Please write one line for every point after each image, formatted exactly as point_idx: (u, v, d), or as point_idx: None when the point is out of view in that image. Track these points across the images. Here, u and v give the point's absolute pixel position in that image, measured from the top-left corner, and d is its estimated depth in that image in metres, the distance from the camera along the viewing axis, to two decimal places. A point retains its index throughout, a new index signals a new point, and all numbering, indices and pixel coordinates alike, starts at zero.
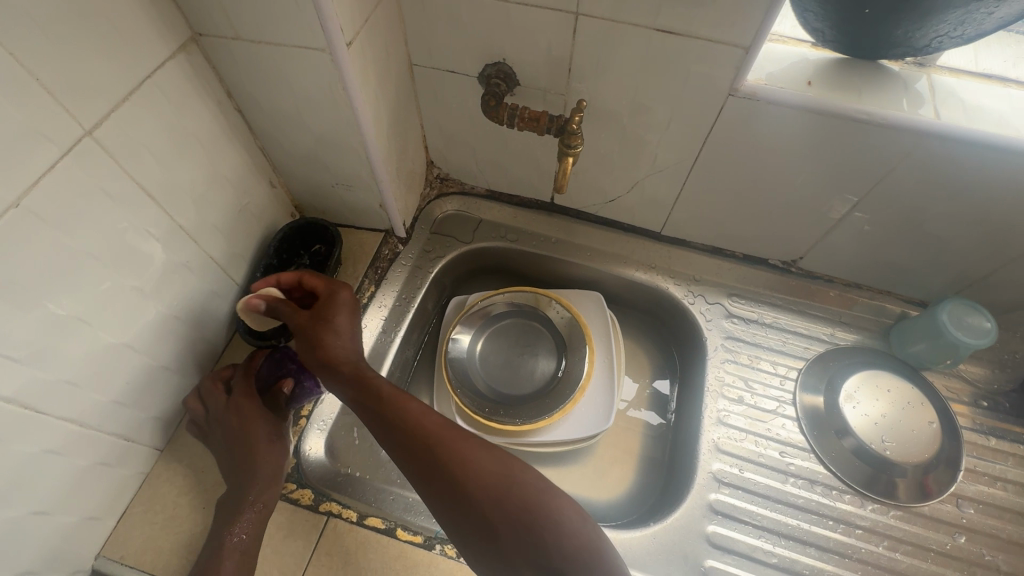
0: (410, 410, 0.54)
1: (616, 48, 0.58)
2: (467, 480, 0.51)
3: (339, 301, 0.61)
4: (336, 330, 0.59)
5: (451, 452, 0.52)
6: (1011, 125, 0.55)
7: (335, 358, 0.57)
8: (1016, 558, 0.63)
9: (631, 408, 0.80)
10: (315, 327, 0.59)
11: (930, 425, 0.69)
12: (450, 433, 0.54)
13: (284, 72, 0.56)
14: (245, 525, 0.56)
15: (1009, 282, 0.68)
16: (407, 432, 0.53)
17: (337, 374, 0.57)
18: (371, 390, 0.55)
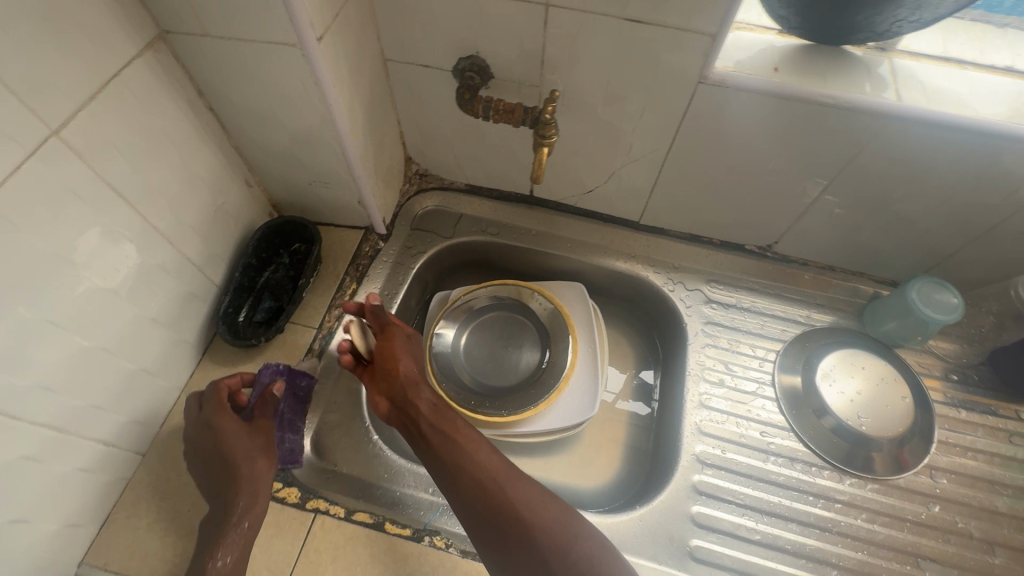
0: (474, 440, 0.61)
1: (587, 39, 0.58)
2: (519, 506, 0.57)
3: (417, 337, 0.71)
4: (416, 358, 0.68)
5: (507, 480, 0.59)
6: (968, 105, 0.57)
7: (419, 380, 0.65)
8: (988, 524, 0.65)
9: (619, 400, 0.81)
10: (405, 348, 0.67)
11: (904, 399, 0.72)
12: (505, 464, 0.60)
13: (255, 69, 0.56)
14: (228, 552, 0.55)
15: (974, 258, 0.70)
16: (470, 459, 0.59)
17: (416, 394, 0.63)
18: (443, 416, 0.62)
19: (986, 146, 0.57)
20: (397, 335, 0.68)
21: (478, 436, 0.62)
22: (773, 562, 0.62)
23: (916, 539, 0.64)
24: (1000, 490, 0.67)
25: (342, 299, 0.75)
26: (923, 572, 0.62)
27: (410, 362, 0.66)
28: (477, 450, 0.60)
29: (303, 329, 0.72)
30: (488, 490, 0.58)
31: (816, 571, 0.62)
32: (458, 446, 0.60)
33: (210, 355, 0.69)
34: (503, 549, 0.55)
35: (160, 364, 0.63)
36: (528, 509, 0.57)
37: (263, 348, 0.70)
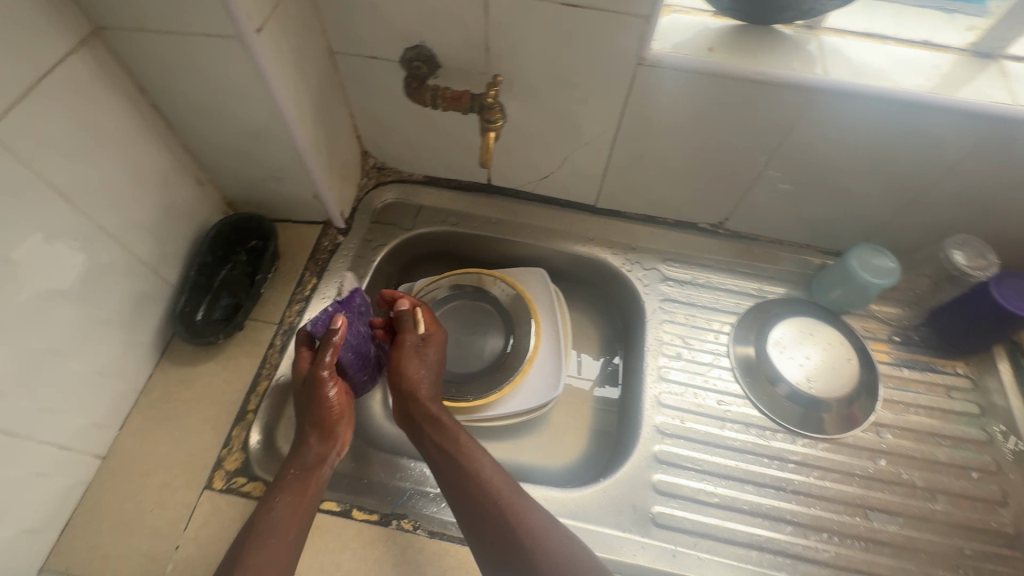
0: (476, 457, 0.59)
1: (528, 25, 0.60)
2: (515, 530, 0.53)
3: (436, 339, 0.69)
4: (427, 365, 0.67)
5: (506, 502, 0.55)
6: (889, 77, 0.60)
7: (423, 394, 0.64)
8: (929, 473, 0.69)
9: (598, 387, 0.83)
10: (411, 357, 0.66)
11: (850, 360, 0.75)
12: (508, 483, 0.57)
13: (196, 63, 0.55)
14: (281, 505, 0.53)
15: (908, 224, 0.74)
16: (471, 478, 0.57)
17: (418, 409, 0.63)
18: (444, 432, 0.61)
19: (909, 114, 0.60)
20: (405, 342, 0.67)
21: (483, 453, 0.60)
22: (731, 523, 0.65)
23: (864, 491, 0.67)
24: (940, 441, 0.71)
25: (303, 294, 0.75)
26: (872, 522, 0.66)
27: (412, 372, 0.65)
28: (478, 468, 0.58)
29: (264, 325, 0.72)
30: (487, 512, 0.55)
31: (772, 528, 0.64)
32: (460, 464, 0.59)
33: (170, 356, 0.69)
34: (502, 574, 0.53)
35: (116, 366, 0.62)
36: (525, 533, 0.53)
37: (224, 346, 0.70)
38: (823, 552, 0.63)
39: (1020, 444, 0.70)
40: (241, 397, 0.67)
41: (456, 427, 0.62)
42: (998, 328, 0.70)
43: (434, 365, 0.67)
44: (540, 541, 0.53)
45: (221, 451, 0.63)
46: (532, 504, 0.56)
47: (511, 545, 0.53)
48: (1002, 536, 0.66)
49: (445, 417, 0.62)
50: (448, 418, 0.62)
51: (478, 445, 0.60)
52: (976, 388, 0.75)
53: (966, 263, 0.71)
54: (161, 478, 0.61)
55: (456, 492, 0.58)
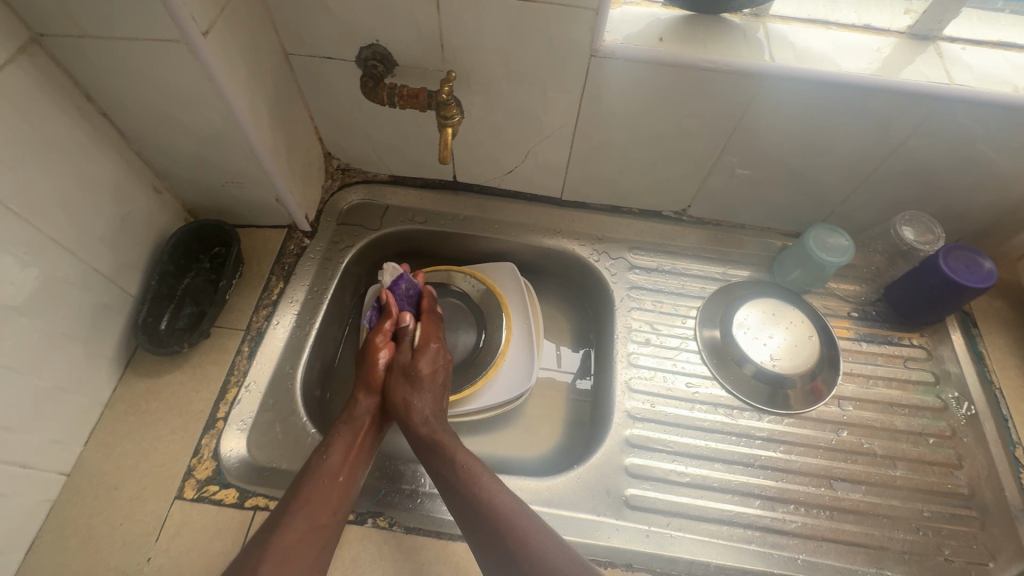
0: (476, 476, 0.59)
1: (480, 21, 0.60)
2: (515, 549, 0.53)
3: (429, 354, 0.71)
4: (416, 386, 0.67)
5: (505, 521, 0.55)
6: (832, 61, 0.62)
7: (415, 419, 0.65)
8: (889, 441, 0.72)
9: (580, 380, 0.84)
10: (399, 380, 0.68)
11: (811, 338, 0.77)
12: (509, 501, 0.57)
13: (144, 68, 0.55)
14: (335, 450, 0.61)
15: (860, 203, 0.77)
16: (471, 499, 0.58)
17: (413, 434, 0.65)
18: (443, 453, 0.62)
19: (852, 97, 0.62)
20: (396, 364, 0.70)
21: (485, 472, 0.60)
22: (702, 500, 0.66)
23: (828, 463, 0.70)
24: (898, 410, 0.74)
25: (270, 299, 0.75)
26: (836, 491, 0.68)
27: (400, 395, 0.67)
28: (478, 489, 0.58)
29: (231, 332, 0.71)
30: (488, 533, 0.55)
31: (742, 503, 0.66)
32: (460, 485, 0.59)
33: (134, 367, 0.68)
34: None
35: (77, 381, 0.61)
36: (525, 552, 0.53)
37: (191, 355, 0.69)
38: (791, 523, 0.66)
39: (973, 408, 0.74)
40: (210, 405, 0.66)
41: (455, 447, 0.62)
42: (953, 299, 0.72)
43: (424, 381, 0.68)
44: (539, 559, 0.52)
45: (191, 459, 0.63)
46: (531, 521, 0.56)
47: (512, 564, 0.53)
48: (958, 497, 0.69)
49: (440, 439, 0.63)
50: (445, 439, 0.63)
51: (477, 464, 0.60)
52: (931, 357, 0.78)
53: (916, 238, 0.74)
54: (130, 490, 0.60)
55: (459, 512, 0.58)
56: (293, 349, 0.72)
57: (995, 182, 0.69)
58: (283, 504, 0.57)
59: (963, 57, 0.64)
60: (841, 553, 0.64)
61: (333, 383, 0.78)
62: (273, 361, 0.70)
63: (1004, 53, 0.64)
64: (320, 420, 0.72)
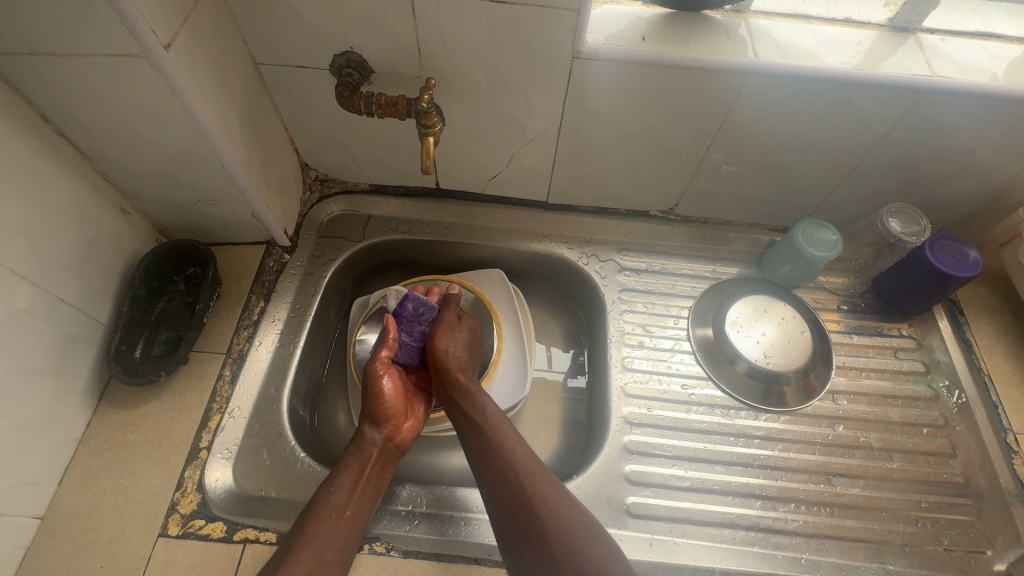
0: (501, 428, 0.62)
1: (458, 24, 0.58)
2: (528, 491, 0.56)
3: (469, 321, 0.74)
4: (457, 339, 0.71)
5: (522, 471, 0.58)
6: (816, 56, 0.62)
7: (454, 364, 0.68)
8: (883, 433, 0.72)
9: (571, 378, 0.83)
10: (444, 331, 0.71)
11: (803, 333, 0.77)
12: (527, 452, 0.60)
13: (103, 85, 0.51)
14: (342, 484, 0.58)
15: (846, 196, 0.77)
16: (494, 448, 0.60)
17: (447, 379, 0.67)
18: (473, 402, 0.65)
19: (838, 91, 0.62)
20: (442, 318, 0.73)
21: (509, 425, 0.62)
22: (703, 504, 0.66)
23: (826, 459, 0.70)
24: (891, 402, 0.74)
25: (251, 319, 0.72)
26: (835, 487, 0.68)
27: (442, 343, 0.70)
28: (501, 440, 0.60)
29: (211, 356, 0.68)
30: (507, 480, 0.58)
31: (743, 505, 0.66)
32: (485, 434, 0.61)
33: (108, 399, 0.65)
34: (514, 538, 0.55)
35: (46, 419, 0.58)
36: (540, 502, 0.55)
37: (169, 383, 0.66)
38: (792, 522, 0.65)
39: (963, 396, 0.74)
40: (192, 435, 0.63)
41: (484, 399, 0.65)
42: (940, 289, 0.73)
43: (464, 339, 0.72)
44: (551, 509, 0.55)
45: (174, 494, 0.60)
46: (545, 472, 0.58)
47: (525, 511, 0.55)
48: (953, 486, 0.69)
49: (474, 387, 0.66)
50: (477, 388, 0.66)
51: (503, 418, 0.63)
52: (920, 347, 0.78)
53: (901, 229, 0.74)
54: (110, 530, 0.57)
55: (480, 458, 0.61)
56: (277, 371, 0.69)
57: (977, 171, 0.70)
58: (287, 538, 0.54)
59: (943, 49, 0.64)
60: (843, 550, 0.64)
61: (321, 401, 0.75)
62: (257, 385, 0.67)
63: (982, 44, 0.65)
64: (308, 441, 0.69)
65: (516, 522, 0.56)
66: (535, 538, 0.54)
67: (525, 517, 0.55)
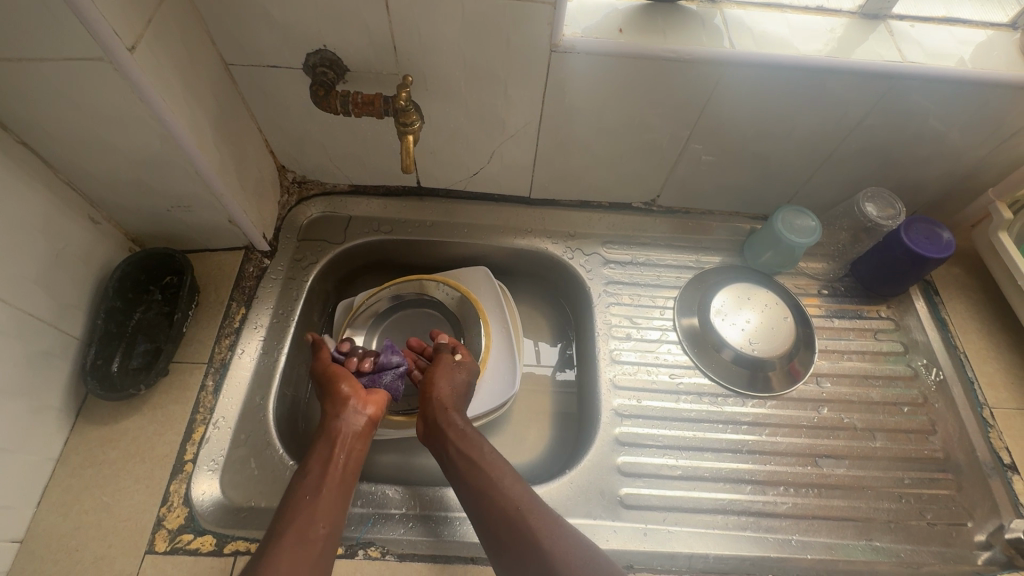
0: (498, 468, 0.58)
1: (433, 19, 0.57)
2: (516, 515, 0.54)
3: (468, 367, 0.70)
4: (450, 377, 0.67)
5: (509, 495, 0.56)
6: (790, 45, 0.62)
7: (449, 405, 0.65)
8: (866, 414, 0.74)
9: (559, 371, 0.83)
10: (444, 372, 0.68)
11: (785, 319, 0.78)
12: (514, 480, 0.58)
13: (64, 91, 0.49)
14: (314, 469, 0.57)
15: (824, 182, 0.78)
16: (492, 490, 0.56)
17: (442, 420, 0.63)
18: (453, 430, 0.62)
19: (814, 79, 0.62)
20: (440, 360, 0.70)
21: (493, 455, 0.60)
22: (695, 492, 0.67)
23: (812, 441, 0.71)
24: (873, 382, 0.76)
25: (232, 327, 0.70)
26: (822, 468, 0.70)
27: (439, 383, 0.66)
28: (499, 481, 0.57)
29: (192, 367, 0.67)
30: (507, 526, 0.54)
31: (734, 490, 0.67)
32: (480, 476, 0.57)
33: (87, 415, 0.63)
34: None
35: (20, 439, 0.56)
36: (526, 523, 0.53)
37: (150, 396, 0.64)
38: (782, 504, 0.67)
39: (941, 373, 0.76)
40: (176, 448, 0.62)
41: (479, 441, 0.61)
42: (916, 270, 0.74)
43: (464, 386, 0.68)
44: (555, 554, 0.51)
45: (160, 509, 0.58)
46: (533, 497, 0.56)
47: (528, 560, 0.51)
48: (934, 462, 0.71)
49: (468, 430, 0.62)
50: (471, 430, 0.62)
51: (487, 448, 0.61)
52: (898, 328, 0.80)
53: (878, 213, 0.75)
54: (94, 551, 0.56)
55: (475, 501, 0.57)
56: (262, 379, 0.68)
57: (949, 153, 0.71)
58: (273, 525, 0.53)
59: (912, 35, 0.65)
60: (831, 529, 0.66)
61: (308, 407, 0.74)
62: (241, 394, 0.66)
63: (950, 30, 0.66)
64: (297, 450, 0.68)
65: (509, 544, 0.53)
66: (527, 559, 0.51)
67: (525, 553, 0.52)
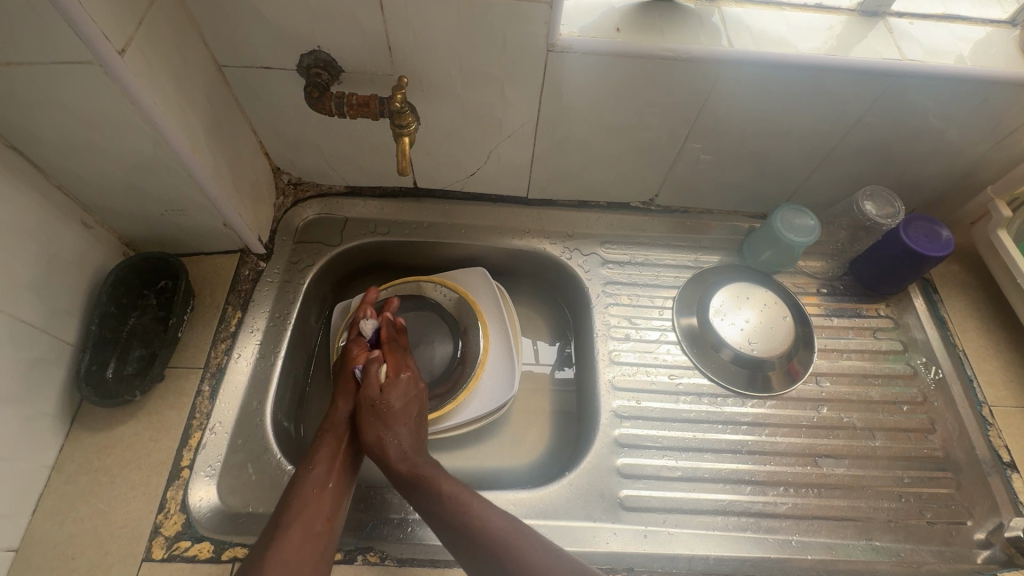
0: (466, 509, 0.55)
1: (428, 19, 0.56)
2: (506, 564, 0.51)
3: (398, 386, 0.63)
4: (386, 425, 0.61)
5: (496, 546, 0.52)
6: (789, 43, 0.62)
7: (396, 459, 0.60)
8: (865, 413, 0.74)
9: (558, 371, 0.83)
10: (371, 418, 0.61)
11: (785, 319, 0.78)
12: (500, 524, 0.54)
13: (54, 96, 0.49)
14: (323, 461, 0.58)
15: (823, 180, 0.78)
16: (466, 535, 0.53)
17: (392, 473, 0.60)
18: (425, 486, 0.57)
19: (813, 77, 0.62)
20: (363, 397, 0.62)
21: (472, 499, 0.56)
22: (695, 493, 0.66)
23: (812, 441, 0.71)
24: (872, 381, 0.76)
25: (228, 331, 0.70)
26: (822, 468, 0.69)
27: (372, 436, 0.60)
28: (470, 522, 0.54)
29: (188, 372, 0.66)
30: (493, 566, 0.52)
31: (734, 491, 0.67)
32: (450, 523, 0.54)
33: (82, 422, 0.62)
34: None
35: (15, 446, 0.55)
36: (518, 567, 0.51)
37: (146, 401, 0.64)
38: (782, 505, 0.67)
39: (940, 372, 0.76)
40: (173, 453, 0.61)
41: (441, 480, 0.57)
42: (915, 268, 0.74)
43: (399, 417, 0.62)
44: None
45: (157, 516, 0.58)
46: (525, 539, 0.53)
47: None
48: (933, 460, 0.71)
49: (425, 475, 0.58)
50: (429, 474, 0.58)
51: (465, 493, 0.56)
52: (897, 326, 0.80)
53: (876, 212, 0.74)
54: (91, 559, 0.55)
55: (456, 549, 0.54)
56: (258, 383, 0.67)
57: (948, 151, 0.71)
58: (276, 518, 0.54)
59: (912, 32, 0.64)
60: (832, 529, 0.66)
61: (306, 411, 0.74)
62: (238, 398, 0.66)
63: (949, 27, 0.65)
64: (294, 454, 0.68)
65: None
66: None
67: None
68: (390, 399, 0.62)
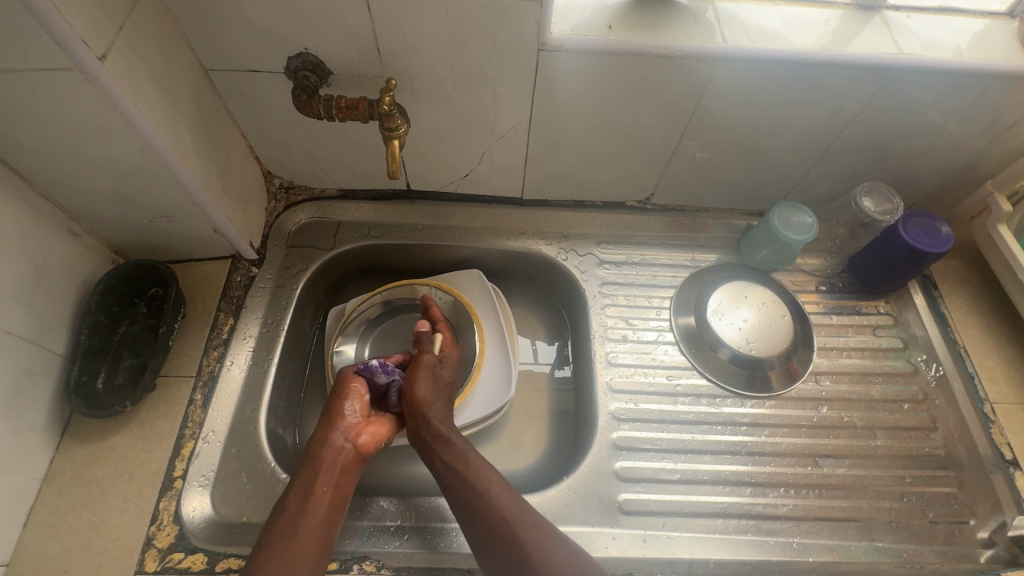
0: (483, 474, 0.58)
1: (416, 19, 0.55)
2: (505, 526, 0.53)
3: (450, 361, 0.70)
4: (436, 384, 0.66)
5: (502, 510, 0.54)
6: (784, 39, 0.61)
7: (434, 415, 0.63)
8: (865, 412, 0.73)
9: (557, 370, 0.82)
10: (425, 376, 0.67)
11: (784, 318, 0.77)
12: (512, 496, 0.56)
13: (34, 104, 0.48)
14: (294, 502, 0.55)
15: (821, 176, 0.77)
16: (477, 499, 0.56)
17: (426, 429, 0.62)
18: (453, 451, 0.60)
19: (809, 73, 0.61)
20: (423, 357, 0.69)
21: (490, 469, 0.58)
22: (695, 495, 0.66)
23: (811, 441, 0.70)
24: (873, 379, 0.75)
25: (220, 339, 0.69)
26: (822, 468, 0.69)
27: (422, 390, 0.65)
28: (485, 488, 0.56)
29: (181, 381, 0.66)
30: (492, 525, 0.54)
31: (734, 493, 0.66)
32: (466, 484, 0.57)
33: (73, 433, 0.61)
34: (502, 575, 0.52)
35: (4, 460, 0.55)
36: (517, 526, 0.53)
37: (137, 411, 0.63)
38: (782, 507, 0.66)
39: (941, 369, 0.75)
40: (165, 464, 0.61)
41: (466, 447, 0.60)
42: (916, 264, 0.73)
43: (445, 386, 0.67)
44: (547, 560, 0.50)
45: (150, 528, 0.57)
46: (530, 511, 0.55)
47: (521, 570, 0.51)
48: (935, 459, 0.70)
49: (454, 437, 0.61)
50: (457, 437, 0.61)
51: (485, 462, 0.59)
52: (897, 323, 0.79)
53: (875, 209, 0.74)
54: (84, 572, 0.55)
55: (466, 517, 0.56)
56: (252, 391, 0.66)
57: (947, 145, 0.70)
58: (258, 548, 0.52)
59: (908, 25, 0.63)
60: (833, 530, 0.65)
61: (301, 417, 0.73)
62: (231, 406, 0.65)
63: (946, 19, 0.64)
64: (289, 462, 0.67)
65: (499, 547, 0.53)
66: (515, 559, 0.51)
67: (512, 555, 0.52)
68: (445, 366, 0.69)
